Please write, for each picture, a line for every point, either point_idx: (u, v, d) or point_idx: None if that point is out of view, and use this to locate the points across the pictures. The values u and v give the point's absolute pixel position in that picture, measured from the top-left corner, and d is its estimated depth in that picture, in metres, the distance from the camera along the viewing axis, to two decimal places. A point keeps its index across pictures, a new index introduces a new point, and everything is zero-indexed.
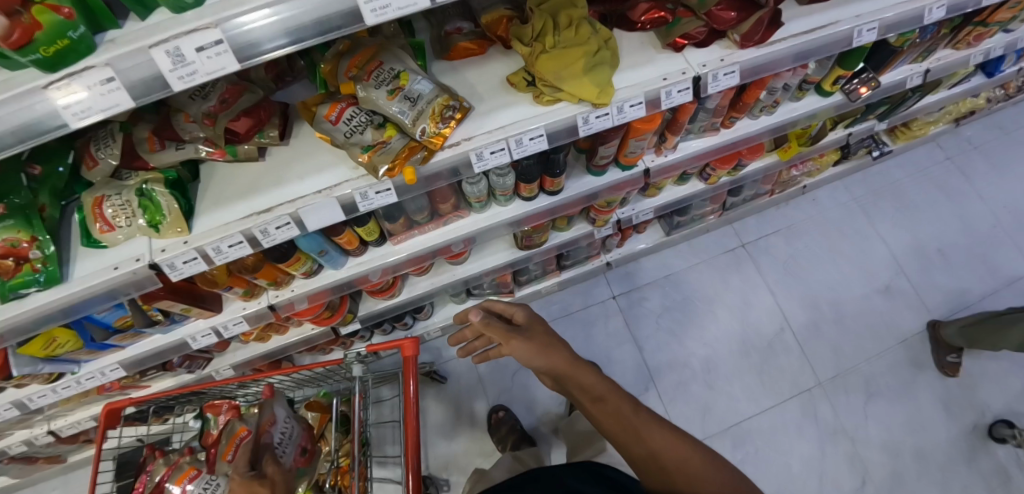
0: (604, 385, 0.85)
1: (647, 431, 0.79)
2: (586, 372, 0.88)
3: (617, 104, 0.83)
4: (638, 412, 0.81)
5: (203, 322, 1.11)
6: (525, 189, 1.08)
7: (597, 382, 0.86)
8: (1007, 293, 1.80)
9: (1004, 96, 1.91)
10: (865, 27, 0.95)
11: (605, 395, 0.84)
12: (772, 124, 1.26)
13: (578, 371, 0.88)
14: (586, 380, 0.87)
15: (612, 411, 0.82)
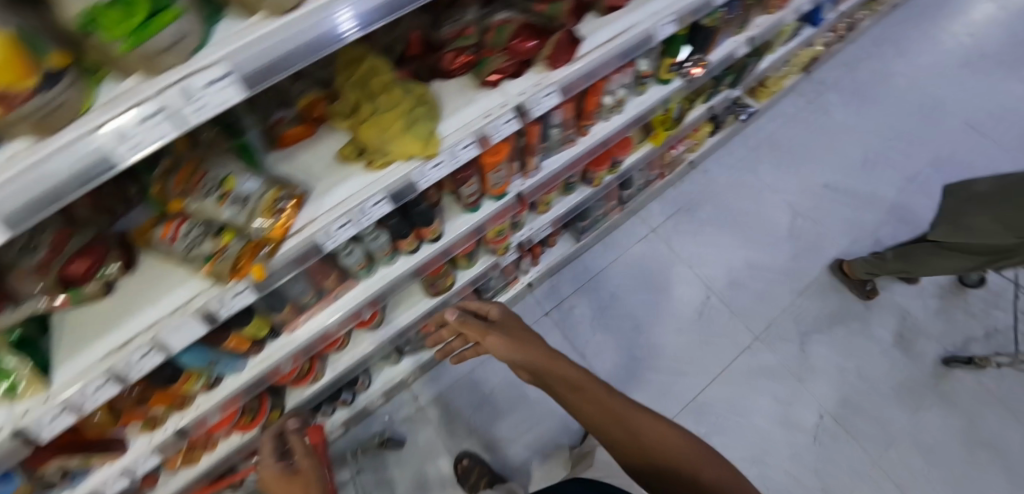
0: (580, 377, 0.95)
1: (623, 417, 0.89)
2: (564, 370, 0.97)
3: (448, 150, 0.87)
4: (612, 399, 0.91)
5: (111, 467, 1.02)
6: (405, 245, 1.10)
7: (573, 375, 0.96)
8: (888, 210, 2.00)
9: (837, 38, 2.13)
10: (662, 21, 1.04)
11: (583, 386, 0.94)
12: (627, 120, 1.33)
13: (556, 367, 0.99)
14: (563, 372, 0.97)
15: (590, 397, 0.91)
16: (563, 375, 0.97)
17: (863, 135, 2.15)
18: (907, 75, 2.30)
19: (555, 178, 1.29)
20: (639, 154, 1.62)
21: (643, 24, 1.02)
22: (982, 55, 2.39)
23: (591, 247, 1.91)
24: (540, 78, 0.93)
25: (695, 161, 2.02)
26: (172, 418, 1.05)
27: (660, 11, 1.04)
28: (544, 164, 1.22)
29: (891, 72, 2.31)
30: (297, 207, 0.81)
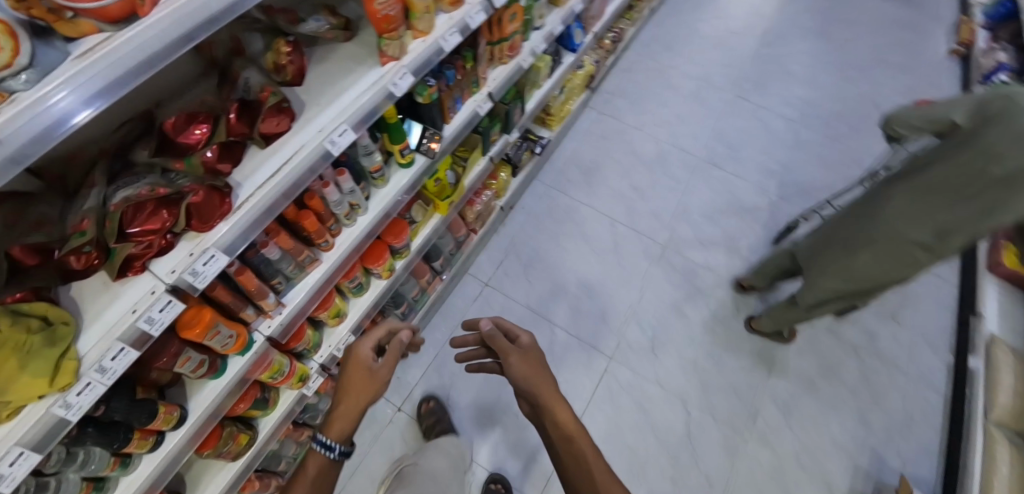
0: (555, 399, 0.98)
1: (583, 446, 0.93)
2: (551, 388, 1.01)
3: (94, 367, 0.76)
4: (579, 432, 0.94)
5: None
6: (138, 449, 0.97)
7: (553, 394, 0.99)
8: (692, 195, 2.19)
9: (606, 51, 2.31)
10: (334, 134, 0.97)
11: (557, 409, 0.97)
12: (376, 217, 1.29)
13: (539, 378, 1.02)
14: (540, 385, 1.00)
15: (571, 443, 0.93)
16: (539, 387, 1.00)
17: (653, 129, 2.35)
18: (680, 69, 2.56)
19: (320, 290, 1.24)
20: (427, 229, 1.60)
21: (311, 146, 0.96)
22: (732, 36, 2.75)
23: (425, 325, 1.89)
24: (193, 246, 0.83)
25: (507, 206, 2.04)
26: None
27: (329, 125, 0.98)
28: (288, 299, 1.16)
29: (664, 67, 2.54)
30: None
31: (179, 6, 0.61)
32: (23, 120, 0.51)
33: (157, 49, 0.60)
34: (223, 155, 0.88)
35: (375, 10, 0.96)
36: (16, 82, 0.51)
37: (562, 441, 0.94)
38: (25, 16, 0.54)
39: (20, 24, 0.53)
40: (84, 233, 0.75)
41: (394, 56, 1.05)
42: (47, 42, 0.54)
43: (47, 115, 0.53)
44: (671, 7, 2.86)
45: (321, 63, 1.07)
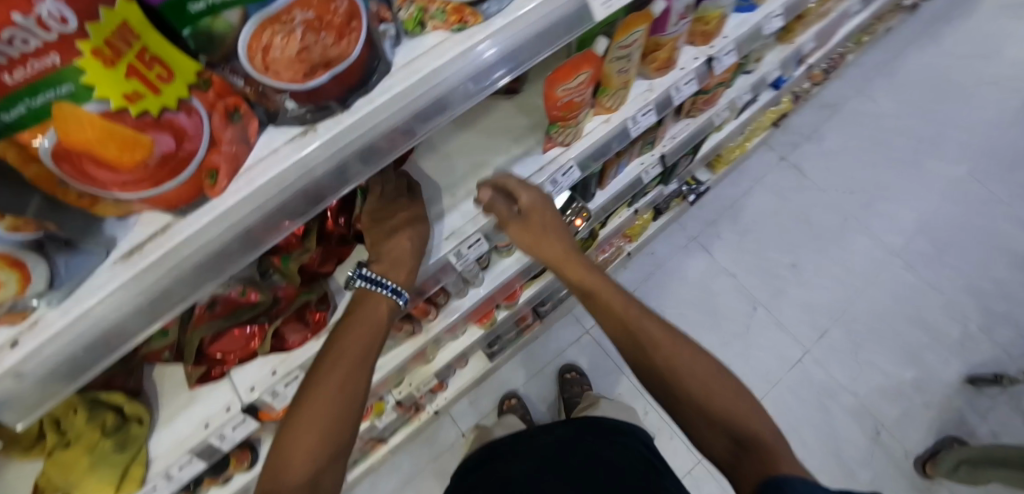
0: (663, 329, 0.70)
1: (711, 396, 0.64)
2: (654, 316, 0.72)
3: (156, 477, 0.66)
4: (711, 372, 0.66)
5: None
6: (205, 487, 0.95)
7: (655, 326, 0.70)
8: (861, 298, 1.83)
9: (815, 85, 1.92)
10: (463, 247, 0.78)
11: (667, 346, 0.68)
12: (492, 290, 1.14)
13: (634, 305, 0.73)
14: (634, 318, 0.71)
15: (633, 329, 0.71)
16: (633, 320, 0.71)
17: (844, 197, 2.00)
18: (899, 121, 2.13)
19: (422, 349, 1.15)
20: (543, 281, 1.45)
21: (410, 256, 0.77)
22: (986, 90, 2.15)
23: (512, 358, 1.85)
24: (278, 362, 0.71)
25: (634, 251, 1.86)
26: None
27: (461, 231, 0.78)
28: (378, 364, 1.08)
29: (881, 126, 2.12)
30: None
31: (267, 181, 0.40)
32: (40, 356, 0.38)
33: (228, 240, 0.41)
34: (326, 254, 0.70)
35: (555, 97, 0.68)
36: (30, 305, 0.36)
37: (696, 392, 0.64)
38: (33, 233, 0.33)
39: (31, 249, 0.33)
40: (166, 333, 0.67)
41: (563, 142, 0.81)
42: (73, 247, 0.36)
43: (71, 348, 0.39)
44: (911, 40, 2.30)
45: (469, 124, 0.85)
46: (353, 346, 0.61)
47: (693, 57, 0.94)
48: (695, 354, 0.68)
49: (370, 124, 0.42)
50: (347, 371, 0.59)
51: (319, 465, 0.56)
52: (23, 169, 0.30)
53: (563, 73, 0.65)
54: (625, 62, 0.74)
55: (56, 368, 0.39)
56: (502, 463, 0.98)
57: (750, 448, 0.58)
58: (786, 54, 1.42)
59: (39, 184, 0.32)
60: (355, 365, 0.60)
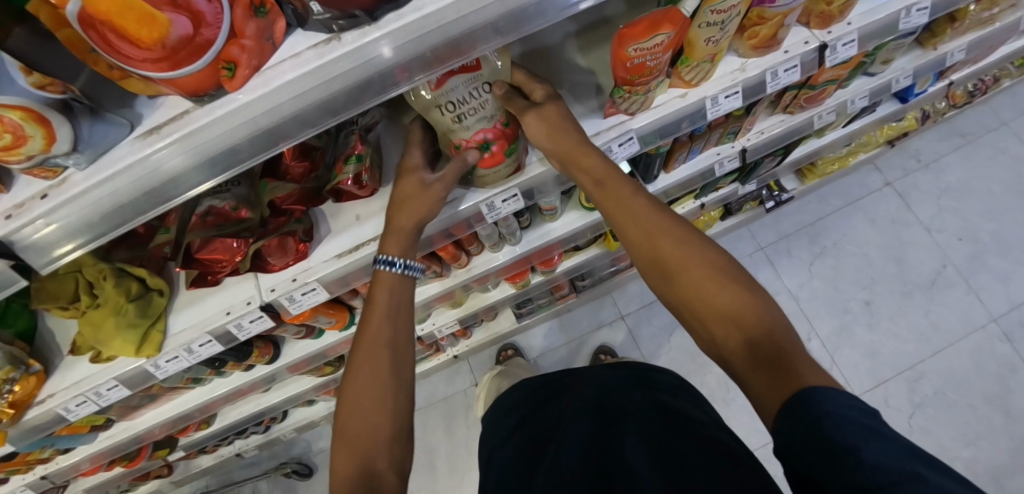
0: (677, 224, 0.57)
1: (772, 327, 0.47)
2: (665, 208, 0.59)
3: (181, 348, 0.75)
4: (729, 268, 0.52)
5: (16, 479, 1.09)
6: (230, 368, 1.04)
7: (666, 221, 0.57)
8: (938, 356, 1.62)
9: (949, 108, 1.69)
10: (497, 199, 0.75)
11: (680, 242, 0.55)
12: (529, 252, 1.11)
13: (645, 196, 0.60)
14: (643, 213, 0.58)
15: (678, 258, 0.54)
16: (642, 214, 0.58)
17: (951, 242, 1.75)
18: None
19: (449, 293, 1.16)
20: (584, 255, 1.41)
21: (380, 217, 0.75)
22: None
23: (541, 324, 1.84)
24: (300, 271, 0.74)
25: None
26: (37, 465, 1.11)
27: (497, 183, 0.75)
28: None
29: (1021, 170, 1.82)
30: (32, 387, 0.75)
31: (283, 83, 0.40)
32: (63, 212, 0.42)
33: (240, 138, 0.41)
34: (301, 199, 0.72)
35: (624, 57, 0.63)
36: (59, 164, 0.40)
37: (713, 292, 0.51)
38: (60, 93, 0.37)
39: (56, 107, 0.37)
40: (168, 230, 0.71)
41: (626, 110, 0.75)
42: (99, 116, 0.39)
43: (90, 213, 0.42)
44: None
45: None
46: (371, 350, 0.61)
47: (803, 41, 0.84)
48: (714, 249, 0.54)
49: (404, 38, 0.40)
50: (374, 360, 0.61)
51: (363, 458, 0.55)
52: (59, 29, 0.34)
53: (640, 30, 0.59)
54: (716, 31, 0.65)
55: (78, 227, 0.42)
56: (528, 403, 0.93)
57: (771, 351, 0.45)
58: (923, 63, 1.22)
59: (74, 46, 0.36)
60: (383, 352, 0.61)
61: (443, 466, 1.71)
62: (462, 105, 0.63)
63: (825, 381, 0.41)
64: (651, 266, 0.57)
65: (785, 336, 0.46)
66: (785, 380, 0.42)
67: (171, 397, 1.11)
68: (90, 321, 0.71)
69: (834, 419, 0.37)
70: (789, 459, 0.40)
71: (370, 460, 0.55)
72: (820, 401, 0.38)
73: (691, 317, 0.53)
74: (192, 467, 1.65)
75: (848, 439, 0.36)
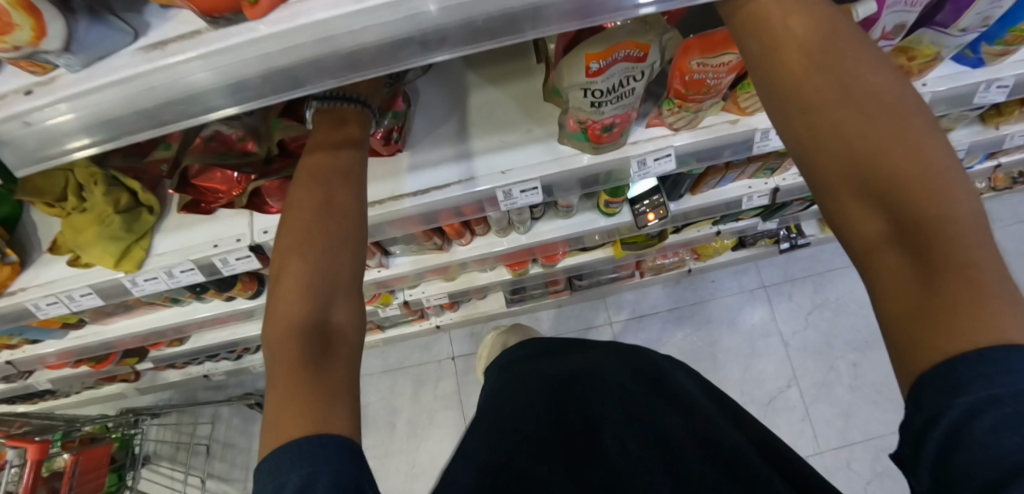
0: (882, 118, 0.34)
1: (974, 262, 0.32)
2: (863, 67, 0.36)
3: (162, 269, 0.73)
4: (951, 193, 0.33)
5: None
6: (210, 295, 1.02)
7: (859, 84, 0.35)
8: None
9: (989, 189, 1.65)
10: (515, 188, 0.71)
11: (874, 123, 0.34)
12: (534, 243, 1.07)
13: (829, 63, 0.36)
14: (819, 98, 0.36)
15: (864, 126, 0.34)
16: (813, 91, 0.36)
17: None
18: None
19: (446, 267, 1.13)
20: (588, 256, 1.37)
21: (390, 180, 0.72)
22: None
23: (530, 313, 1.81)
24: None
25: (694, 271, 1.79)
26: (5, 349, 1.13)
27: (523, 172, 0.71)
28: (396, 261, 1.08)
29: None
30: (5, 277, 0.75)
31: (311, 23, 0.35)
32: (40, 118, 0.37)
33: (251, 71, 0.36)
34: None
35: (686, 69, 0.62)
36: (48, 61, 0.35)
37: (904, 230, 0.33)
38: None
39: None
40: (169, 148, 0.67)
41: (671, 125, 0.73)
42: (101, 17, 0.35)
43: (75, 120, 0.38)
44: None
45: (496, 67, 0.77)
46: (337, 186, 0.48)
47: None
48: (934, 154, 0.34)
49: (453, 1, 0.36)
50: (338, 197, 0.47)
51: (319, 304, 0.43)
52: None
53: (709, 44, 0.58)
54: None
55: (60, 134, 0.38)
56: (535, 358, 0.91)
57: (952, 289, 0.31)
58: (981, 139, 1.16)
59: None
60: (347, 189, 0.48)
61: (404, 429, 1.71)
62: (608, 95, 0.60)
63: (1015, 335, 0.30)
64: (804, 152, 0.37)
65: (997, 309, 0.31)
66: (951, 330, 0.31)
67: (147, 311, 1.09)
68: (75, 224, 0.70)
69: (1004, 400, 0.30)
70: (909, 409, 0.34)
71: (325, 309, 0.44)
72: (1014, 373, 0.29)
73: (848, 246, 0.37)
74: (158, 379, 1.65)
75: (1022, 458, 0.29)
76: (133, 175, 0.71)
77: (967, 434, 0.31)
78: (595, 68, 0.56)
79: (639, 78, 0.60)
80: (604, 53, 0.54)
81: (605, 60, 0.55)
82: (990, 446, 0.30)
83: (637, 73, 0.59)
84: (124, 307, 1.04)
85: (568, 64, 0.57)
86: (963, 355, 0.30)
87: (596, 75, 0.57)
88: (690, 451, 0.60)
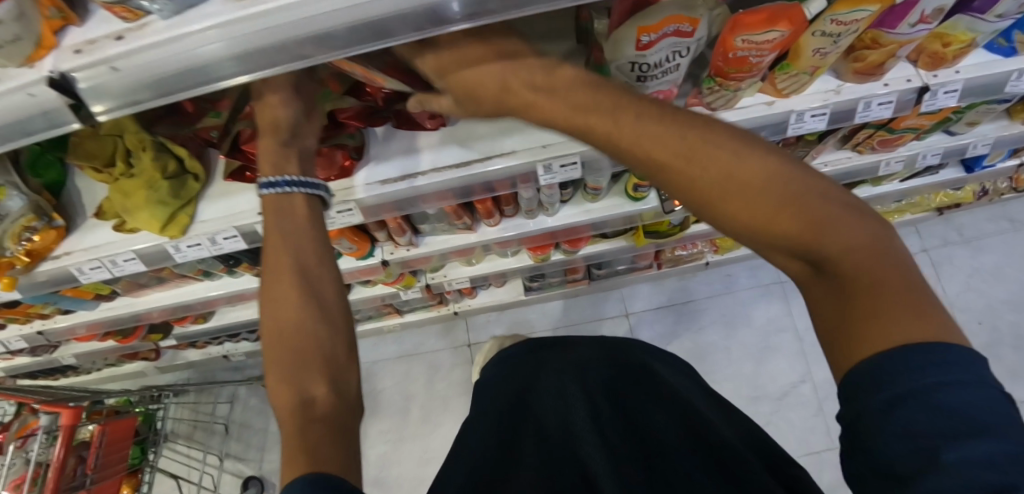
0: (741, 182, 0.37)
1: (878, 275, 0.33)
2: (700, 137, 0.38)
3: (206, 235, 0.74)
4: (831, 224, 0.35)
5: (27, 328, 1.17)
6: (241, 269, 1.04)
7: (707, 158, 0.37)
8: None
9: (1006, 190, 1.66)
10: (555, 162, 0.72)
11: (738, 190, 0.37)
12: (560, 226, 1.08)
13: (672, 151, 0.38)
14: (687, 183, 0.38)
15: (737, 195, 0.37)
16: (678, 178, 0.39)
17: (970, 324, 1.73)
18: None
19: (471, 249, 1.14)
20: (610, 244, 1.38)
21: (431, 152, 0.73)
22: None
23: (546, 302, 1.83)
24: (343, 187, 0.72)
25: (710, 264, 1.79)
26: (36, 319, 1.15)
27: (563, 146, 0.72)
28: (423, 241, 1.09)
29: None
30: (51, 240, 0.77)
31: None
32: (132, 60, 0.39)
33: (339, 22, 0.37)
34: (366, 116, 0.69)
35: (730, 46, 0.63)
36: (143, 6, 0.37)
37: (826, 276, 0.35)
38: None
39: None
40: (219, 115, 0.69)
41: (709, 104, 0.75)
42: None
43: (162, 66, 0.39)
44: None
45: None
46: (282, 279, 0.49)
47: (905, 79, 0.83)
48: (812, 188, 0.36)
49: None
50: (281, 288, 0.49)
51: (298, 385, 0.44)
52: None
53: (757, 21, 0.59)
54: (828, 43, 0.68)
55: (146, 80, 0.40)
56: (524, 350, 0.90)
57: (864, 304, 0.33)
58: (1006, 135, 1.17)
59: None
60: (290, 277, 0.49)
61: (418, 415, 1.72)
62: (654, 69, 0.62)
63: (928, 329, 0.31)
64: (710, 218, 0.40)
65: (907, 305, 0.32)
66: (873, 336, 0.32)
67: (177, 285, 1.11)
68: (123, 188, 0.72)
69: (929, 397, 0.29)
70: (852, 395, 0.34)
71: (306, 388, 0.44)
72: (938, 367, 0.29)
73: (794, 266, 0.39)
74: (177, 358, 1.68)
75: (940, 437, 0.28)
76: (180, 143, 0.73)
77: (892, 425, 0.30)
78: (645, 41, 0.57)
79: (684, 53, 0.62)
80: (656, 26, 0.55)
81: (656, 34, 0.56)
82: (915, 441, 0.28)
83: (682, 48, 0.61)
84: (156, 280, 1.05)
85: (619, 37, 0.58)
86: (883, 357, 0.31)
87: (646, 48, 0.58)
88: (676, 452, 0.60)
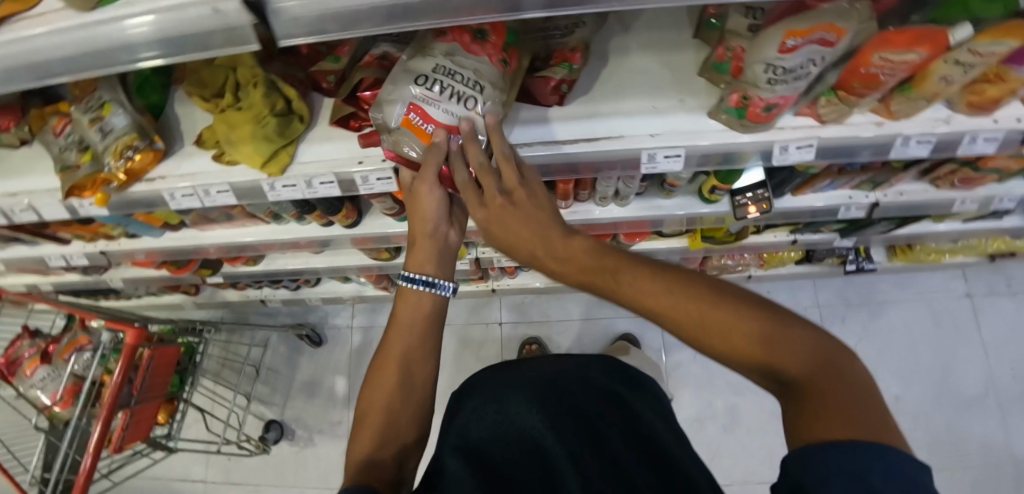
0: (701, 302, 0.42)
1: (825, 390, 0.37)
2: (659, 271, 0.45)
3: (303, 178, 0.75)
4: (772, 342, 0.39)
5: (90, 246, 1.19)
6: (312, 217, 1.05)
7: (667, 285, 0.44)
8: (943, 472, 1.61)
9: None
10: (661, 153, 0.72)
11: (698, 310, 0.42)
12: (629, 217, 1.08)
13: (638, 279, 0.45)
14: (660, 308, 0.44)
15: (697, 319, 0.42)
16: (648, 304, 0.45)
17: (1004, 375, 1.71)
18: None
19: None
20: (664, 243, 1.38)
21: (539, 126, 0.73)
22: None
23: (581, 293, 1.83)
24: None
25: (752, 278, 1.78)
26: (101, 239, 1.18)
27: (670, 138, 0.71)
28: None
29: None
30: (149, 162, 0.78)
31: None
32: None
33: None
34: None
35: (867, 60, 0.62)
36: None
37: (791, 403, 0.39)
38: None
39: None
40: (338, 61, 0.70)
41: (821, 116, 0.74)
42: None
43: None
44: None
45: (653, 35, 0.78)
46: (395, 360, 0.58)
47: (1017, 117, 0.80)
48: (756, 314, 0.41)
49: None
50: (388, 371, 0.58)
51: (376, 458, 0.54)
52: None
53: (901, 40, 0.58)
54: (959, 71, 0.64)
55: None
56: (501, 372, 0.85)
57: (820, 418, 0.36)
58: None
59: None
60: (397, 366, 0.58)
61: (442, 386, 1.75)
62: (788, 75, 0.60)
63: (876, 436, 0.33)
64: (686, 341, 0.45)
65: (858, 417, 0.35)
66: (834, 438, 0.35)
67: (243, 224, 1.13)
68: (229, 120, 0.73)
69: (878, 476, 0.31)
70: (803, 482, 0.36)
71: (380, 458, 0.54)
72: (888, 468, 0.31)
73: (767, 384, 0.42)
74: (215, 296, 1.70)
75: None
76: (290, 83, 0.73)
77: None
78: (789, 45, 0.55)
79: (820, 62, 0.59)
80: (805, 31, 0.53)
81: (803, 39, 0.54)
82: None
83: (821, 57, 0.58)
84: (227, 217, 1.08)
85: (763, 36, 0.56)
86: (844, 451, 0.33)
87: (788, 52, 0.56)
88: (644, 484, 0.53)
